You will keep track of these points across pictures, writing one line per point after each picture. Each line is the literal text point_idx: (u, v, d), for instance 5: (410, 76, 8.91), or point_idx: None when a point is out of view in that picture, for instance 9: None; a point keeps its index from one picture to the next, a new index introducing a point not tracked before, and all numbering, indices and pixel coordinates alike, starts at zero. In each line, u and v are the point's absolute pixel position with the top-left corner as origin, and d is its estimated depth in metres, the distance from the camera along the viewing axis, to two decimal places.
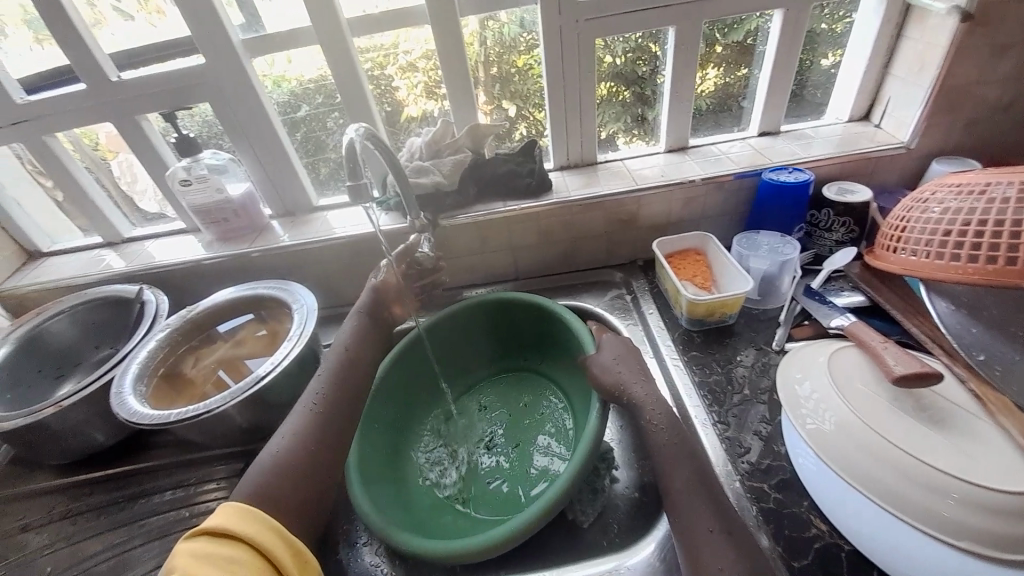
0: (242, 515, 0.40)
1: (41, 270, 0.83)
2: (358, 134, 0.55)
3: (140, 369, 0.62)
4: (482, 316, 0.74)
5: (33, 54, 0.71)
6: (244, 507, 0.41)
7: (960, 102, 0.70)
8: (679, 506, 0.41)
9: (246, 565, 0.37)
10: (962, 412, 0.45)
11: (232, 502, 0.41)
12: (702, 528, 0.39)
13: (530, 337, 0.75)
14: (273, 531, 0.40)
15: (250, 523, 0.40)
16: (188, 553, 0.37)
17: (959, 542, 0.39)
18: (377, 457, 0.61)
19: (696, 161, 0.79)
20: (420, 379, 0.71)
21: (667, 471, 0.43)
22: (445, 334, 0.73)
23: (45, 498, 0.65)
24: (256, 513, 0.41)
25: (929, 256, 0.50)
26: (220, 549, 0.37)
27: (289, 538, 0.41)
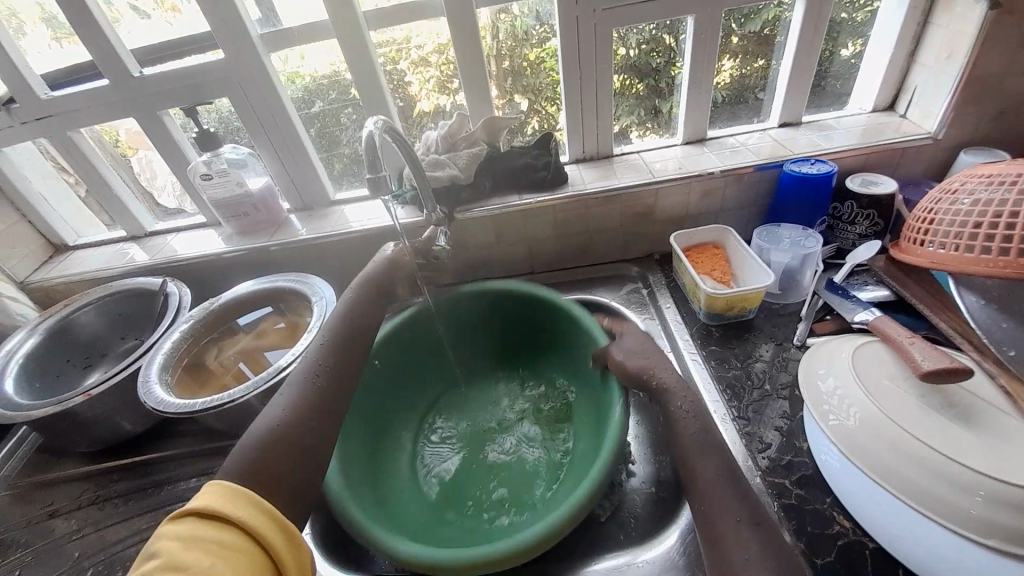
0: (230, 497, 0.39)
1: (67, 263, 0.85)
2: (377, 127, 0.55)
3: (165, 359, 0.63)
4: (479, 314, 0.75)
5: (56, 51, 0.73)
6: (233, 488, 0.40)
7: (990, 91, 0.67)
8: (704, 495, 0.40)
9: (236, 547, 0.36)
10: (991, 409, 0.44)
11: (221, 483, 0.40)
12: (728, 520, 0.38)
13: (524, 338, 0.76)
14: (263, 511, 0.39)
15: (238, 505, 0.39)
16: (173, 537, 0.35)
17: (987, 540, 0.38)
18: (368, 431, 0.63)
19: (714, 154, 0.78)
20: (413, 379, 0.72)
21: (715, 455, 0.42)
22: (440, 333, 0.74)
23: (74, 485, 0.67)
24: (243, 495, 0.40)
25: (957, 249, 0.49)
26: (206, 531, 0.36)
27: (278, 518, 0.40)
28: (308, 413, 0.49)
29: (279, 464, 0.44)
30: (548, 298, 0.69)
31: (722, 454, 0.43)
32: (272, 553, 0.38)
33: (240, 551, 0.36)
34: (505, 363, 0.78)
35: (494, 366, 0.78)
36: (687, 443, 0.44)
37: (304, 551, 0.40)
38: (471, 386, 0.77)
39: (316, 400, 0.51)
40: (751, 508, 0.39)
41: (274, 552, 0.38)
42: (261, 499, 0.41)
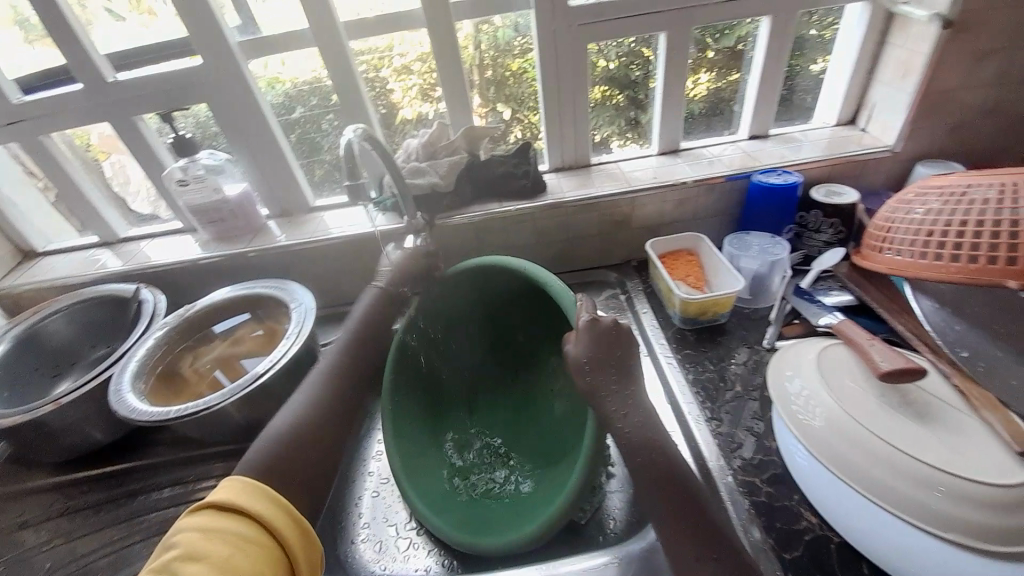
0: (248, 492, 0.41)
1: (35, 270, 0.83)
2: (355, 136, 0.56)
3: (138, 367, 0.61)
4: (470, 292, 0.68)
5: (28, 54, 0.71)
6: (250, 482, 0.42)
7: (942, 108, 0.72)
8: (661, 508, 0.40)
9: (252, 541, 0.38)
10: (948, 408, 0.46)
11: (240, 477, 0.42)
12: (687, 557, 0.37)
13: (523, 313, 0.69)
14: (278, 506, 0.41)
15: (256, 500, 0.41)
16: (192, 527, 0.38)
17: (949, 535, 0.40)
18: (418, 396, 0.64)
19: (687, 164, 0.80)
20: (431, 367, 0.67)
21: (665, 491, 0.40)
22: (433, 317, 0.68)
23: (41, 496, 0.65)
24: (260, 491, 0.42)
25: (913, 256, 0.51)
26: (224, 520, 0.39)
27: (294, 514, 0.42)
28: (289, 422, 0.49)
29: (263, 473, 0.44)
30: (530, 273, 0.60)
31: (678, 468, 0.41)
32: (283, 542, 0.40)
33: (255, 542, 0.39)
34: (512, 339, 0.72)
35: (502, 345, 0.73)
36: (644, 460, 0.41)
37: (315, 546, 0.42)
38: (484, 368, 0.73)
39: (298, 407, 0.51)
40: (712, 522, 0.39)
41: (286, 543, 0.40)
42: (274, 491, 0.43)
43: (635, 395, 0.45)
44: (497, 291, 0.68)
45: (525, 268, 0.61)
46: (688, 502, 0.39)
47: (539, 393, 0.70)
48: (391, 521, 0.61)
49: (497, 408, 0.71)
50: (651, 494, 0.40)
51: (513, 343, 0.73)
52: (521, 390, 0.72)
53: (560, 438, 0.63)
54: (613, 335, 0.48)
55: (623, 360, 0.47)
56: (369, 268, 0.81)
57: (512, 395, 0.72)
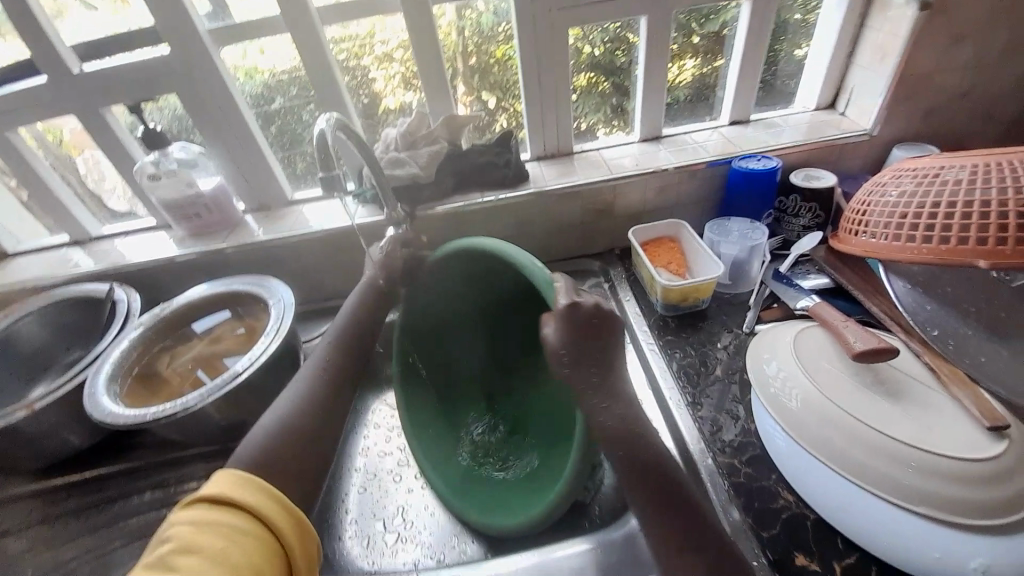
0: (242, 485, 0.41)
1: (5, 271, 0.81)
2: (329, 125, 0.54)
3: (113, 370, 0.60)
4: (460, 284, 0.62)
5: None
6: (245, 474, 0.41)
7: (918, 91, 0.73)
8: (638, 499, 0.40)
9: (247, 535, 0.38)
10: (917, 384, 0.48)
11: (234, 471, 0.42)
12: (672, 549, 0.38)
13: (520, 305, 0.63)
14: (273, 498, 0.41)
15: (250, 493, 0.40)
16: (187, 521, 0.38)
17: (919, 508, 0.41)
18: (428, 389, 0.64)
19: (669, 151, 0.80)
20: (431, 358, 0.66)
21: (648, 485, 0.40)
22: (424, 314, 0.63)
23: (20, 504, 0.64)
24: (255, 483, 0.41)
25: (887, 238, 0.52)
26: (215, 514, 0.38)
27: (289, 506, 0.41)
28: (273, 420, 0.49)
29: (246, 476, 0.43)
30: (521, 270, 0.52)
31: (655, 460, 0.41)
32: (278, 535, 0.40)
33: (248, 535, 0.38)
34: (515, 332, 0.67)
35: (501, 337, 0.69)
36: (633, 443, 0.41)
37: (312, 537, 0.42)
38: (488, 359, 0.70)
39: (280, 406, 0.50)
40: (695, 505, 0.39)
41: (280, 534, 0.40)
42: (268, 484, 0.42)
43: (616, 385, 0.45)
44: (494, 285, 0.61)
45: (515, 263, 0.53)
46: (671, 499, 0.40)
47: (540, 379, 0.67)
48: (378, 516, 0.62)
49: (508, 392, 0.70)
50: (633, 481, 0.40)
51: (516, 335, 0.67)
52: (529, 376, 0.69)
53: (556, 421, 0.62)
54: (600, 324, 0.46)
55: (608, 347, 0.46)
56: (351, 262, 0.81)
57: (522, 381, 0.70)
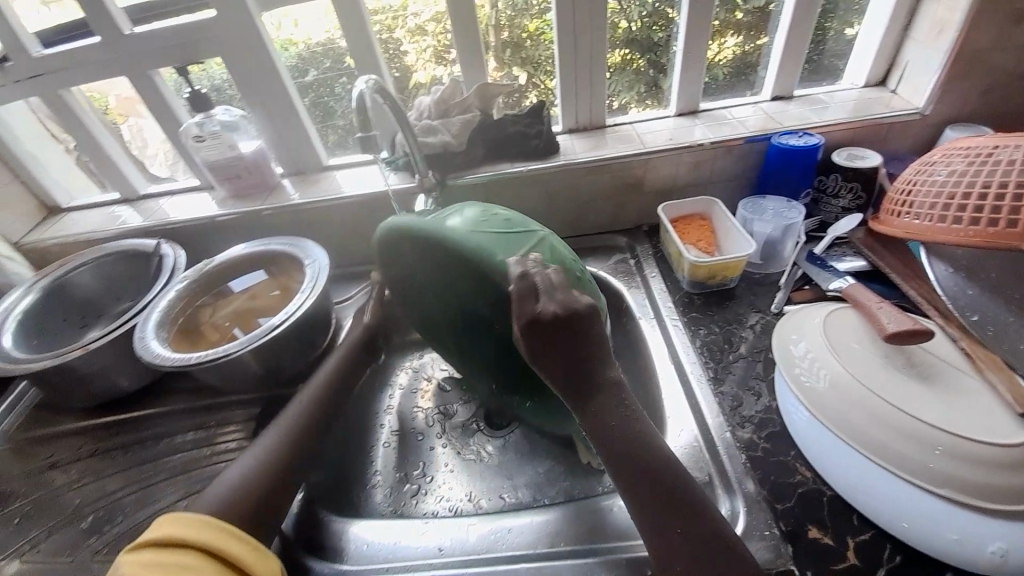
0: (193, 525, 0.43)
1: (60, 225, 0.86)
2: (367, 87, 0.56)
3: (161, 317, 0.64)
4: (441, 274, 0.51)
5: (49, 14, 0.72)
6: (194, 517, 0.43)
7: (979, 67, 0.68)
8: (632, 490, 0.40)
9: (199, 567, 0.40)
10: (951, 368, 0.46)
11: (180, 515, 0.44)
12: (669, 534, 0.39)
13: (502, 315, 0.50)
14: (223, 531, 0.43)
15: (201, 530, 0.42)
16: (139, 563, 0.39)
17: (941, 490, 0.41)
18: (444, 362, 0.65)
19: (705, 126, 0.78)
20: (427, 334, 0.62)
21: (652, 462, 0.41)
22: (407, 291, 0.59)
23: (71, 438, 0.69)
24: (205, 521, 0.43)
25: (932, 220, 0.50)
26: (161, 556, 0.40)
27: (242, 536, 0.44)
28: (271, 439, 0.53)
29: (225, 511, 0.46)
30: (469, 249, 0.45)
31: (658, 451, 0.41)
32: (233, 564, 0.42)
33: (200, 568, 0.40)
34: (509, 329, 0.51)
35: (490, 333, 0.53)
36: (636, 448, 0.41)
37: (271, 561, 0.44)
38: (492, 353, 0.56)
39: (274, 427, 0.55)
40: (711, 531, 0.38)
41: (236, 564, 0.42)
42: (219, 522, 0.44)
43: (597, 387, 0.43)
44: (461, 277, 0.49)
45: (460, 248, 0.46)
46: (667, 493, 0.40)
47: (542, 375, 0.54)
48: (401, 470, 0.65)
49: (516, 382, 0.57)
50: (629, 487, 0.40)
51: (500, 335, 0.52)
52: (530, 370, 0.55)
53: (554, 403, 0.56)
54: (575, 322, 0.42)
55: (586, 346, 0.43)
56: (381, 228, 0.82)
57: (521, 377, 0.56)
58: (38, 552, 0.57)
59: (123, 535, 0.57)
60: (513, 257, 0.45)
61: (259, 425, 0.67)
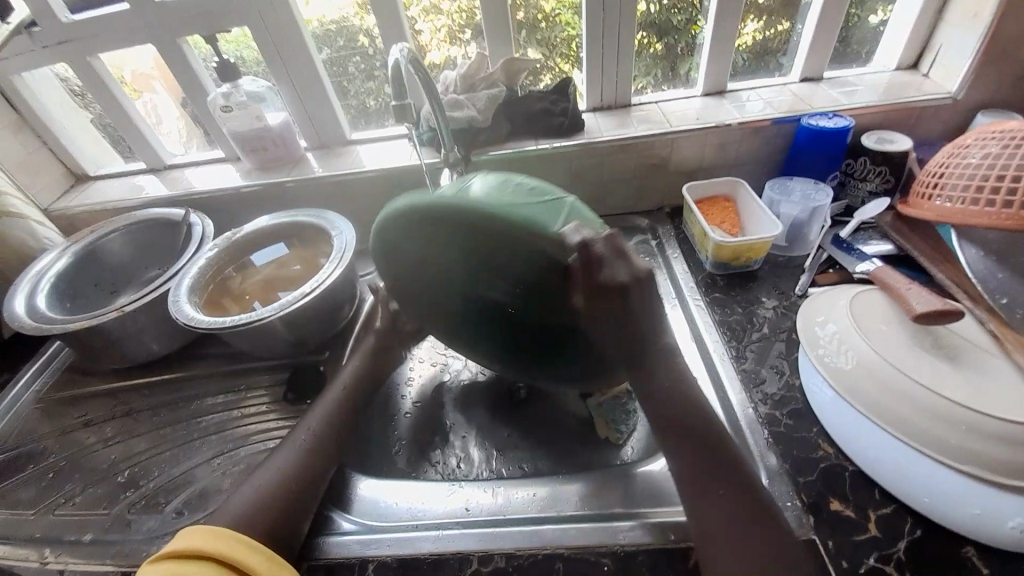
0: (209, 536, 0.43)
1: (88, 193, 0.87)
2: (403, 55, 0.56)
3: (192, 283, 0.66)
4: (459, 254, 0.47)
5: None
6: (209, 529, 0.43)
7: (1017, 51, 0.67)
8: (676, 447, 0.45)
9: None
10: (978, 350, 0.47)
11: (195, 527, 0.44)
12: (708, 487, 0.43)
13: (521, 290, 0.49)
14: (239, 542, 0.43)
15: (217, 541, 0.42)
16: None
17: (960, 466, 0.42)
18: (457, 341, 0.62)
19: (732, 106, 0.77)
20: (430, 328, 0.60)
21: (695, 431, 0.45)
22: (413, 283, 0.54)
23: (103, 399, 0.71)
24: (221, 532, 0.43)
25: (963, 203, 0.50)
26: (177, 568, 0.40)
27: (256, 545, 0.44)
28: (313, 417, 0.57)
29: (268, 492, 0.49)
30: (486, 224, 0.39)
31: (698, 412, 0.46)
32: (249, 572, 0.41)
33: None
34: (545, 301, 0.48)
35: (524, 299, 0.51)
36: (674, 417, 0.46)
37: (286, 568, 0.44)
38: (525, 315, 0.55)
39: (325, 399, 0.59)
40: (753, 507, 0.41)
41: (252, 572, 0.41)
42: (235, 533, 0.44)
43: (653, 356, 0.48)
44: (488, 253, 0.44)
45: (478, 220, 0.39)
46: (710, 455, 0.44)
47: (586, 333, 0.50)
48: (424, 438, 0.64)
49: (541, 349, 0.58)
50: (676, 458, 0.45)
51: (526, 309, 0.52)
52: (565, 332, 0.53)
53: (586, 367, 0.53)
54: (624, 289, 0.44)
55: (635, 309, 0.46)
56: None
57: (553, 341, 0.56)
58: (74, 503, 0.59)
59: (158, 491, 0.59)
60: (566, 227, 0.41)
61: (286, 390, 0.69)
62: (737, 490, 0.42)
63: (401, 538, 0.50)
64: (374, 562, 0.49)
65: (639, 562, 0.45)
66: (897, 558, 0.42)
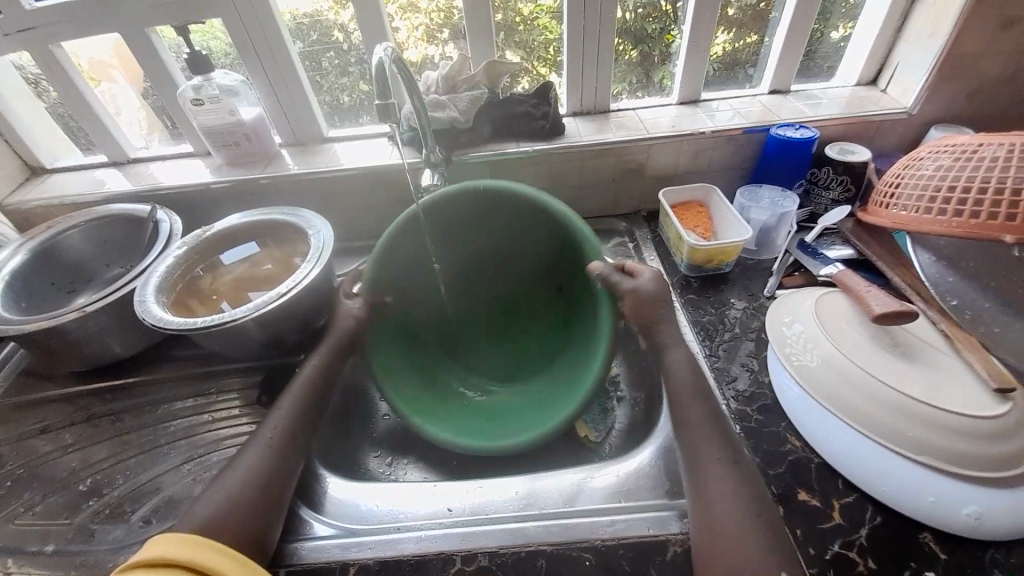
0: (186, 543, 0.41)
1: (46, 186, 0.82)
2: (387, 54, 0.56)
3: (160, 282, 0.63)
4: (460, 258, 0.71)
5: None
6: (186, 535, 0.42)
7: (965, 71, 0.72)
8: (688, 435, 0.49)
9: None
10: (932, 349, 0.50)
11: (168, 534, 0.42)
12: (712, 460, 0.46)
13: (509, 288, 0.74)
14: (217, 550, 0.42)
15: (193, 549, 0.41)
16: None
17: (919, 457, 0.45)
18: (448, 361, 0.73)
19: (705, 115, 0.80)
20: (401, 359, 0.66)
21: (699, 424, 0.49)
22: (427, 292, 0.71)
23: (61, 403, 0.68)
24: (199, 540, 0.42)
25: (918, 211, 0.53)
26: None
27: (234, 555, 0.42)
28: (274, 415, 0.56)
29: (241, 493, 0.47)
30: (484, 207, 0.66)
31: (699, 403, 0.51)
32: None
33: None
34: (524, 297, 0.74)
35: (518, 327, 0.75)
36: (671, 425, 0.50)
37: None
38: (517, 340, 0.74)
39: (293, 395, 0.58)
40: (755, 493, 0.43)
41: None
42: (213, 540, 0.43)
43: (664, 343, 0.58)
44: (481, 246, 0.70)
45: (480, 215, 0.67)
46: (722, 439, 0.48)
47: (574, 319, 0.68)
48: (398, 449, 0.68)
49: (524, 382, 0.70)
50: (688, 440, 0.49)
51: (510, 310, 0.75)
52: (548, 342, 0.71)
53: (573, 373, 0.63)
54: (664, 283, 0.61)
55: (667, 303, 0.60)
56: (383, 202, 0.82)
57: (536, 365, 0.71)
58: (32, 513, 0.56)
59: (124, 498, 0.57)
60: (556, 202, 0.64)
61: (260, 393, 0.68)
62: (740, 479, 0.44)
63: (384, 541, 0.49)
64: (357, 564, 0.48)
65: (620, 555, 0.46)
66: (859, 544, 0.44)
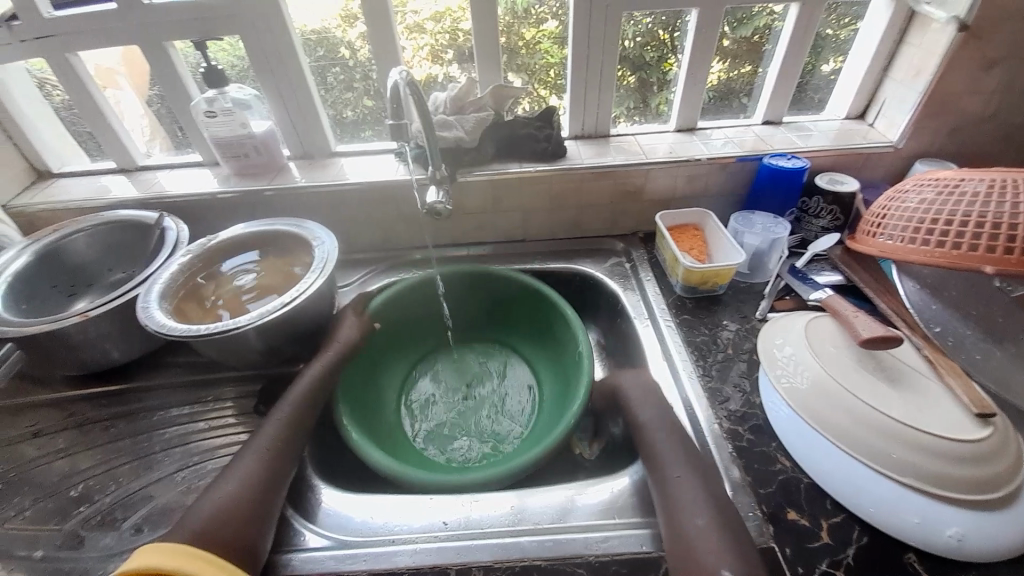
0: (171, 553, 0.40)
1: (51, 191, 0.83)
2: (401, 77, 0.59)
3: (164, 289, 0.64)
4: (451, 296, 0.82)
5: None
6: (172, 546, 0.41)
7: (948, 109, 0.76)
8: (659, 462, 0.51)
9: None
10: (917, 375, 0.52)
11: (154, 544, 0.41)
12: (682, 484, 0.48)
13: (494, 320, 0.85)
14: (204, 559, 0.41)
15: (181, 559, 0.40)
16: None
17: (902, 478, 0.46)
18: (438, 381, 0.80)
19: (701, 143, 0.83)
20: (367, 387, 0.72)
21: (667, 451, 0.52)
22: (423, 324, 0.82)
23: (56, 408, 0.67)
24: (185, 549, 0.41)
25: (903, 241, 0.55)
26: None
27: (222, 564, 0.42)
28: (272, 423, 0.56)
29: (235, 500, 0.48)
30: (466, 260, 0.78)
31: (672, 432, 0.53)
32: None
33: None
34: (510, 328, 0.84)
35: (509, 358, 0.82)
36: (652, 447, 0.53)
37: None
38: (489, 380, 0.80)
39: (289, 405, 0.58)
40: (726, 511, 0.45)
41: None
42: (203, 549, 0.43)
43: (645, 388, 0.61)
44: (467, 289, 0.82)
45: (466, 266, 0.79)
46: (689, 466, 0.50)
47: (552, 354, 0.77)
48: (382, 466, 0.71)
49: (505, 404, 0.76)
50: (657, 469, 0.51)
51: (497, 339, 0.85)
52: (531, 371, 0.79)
53: (562, 396, 0.70)
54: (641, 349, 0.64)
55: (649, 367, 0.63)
56: (387, 217, 0.84)
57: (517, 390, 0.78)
58: (20, 519, 0.55)
59: (116, 505, 0.57)
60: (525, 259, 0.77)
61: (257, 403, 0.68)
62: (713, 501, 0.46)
63: (378, 552, 0.50)
64: None
65: (613, 571, 0.47)
66: (846, 563, 0.45)
